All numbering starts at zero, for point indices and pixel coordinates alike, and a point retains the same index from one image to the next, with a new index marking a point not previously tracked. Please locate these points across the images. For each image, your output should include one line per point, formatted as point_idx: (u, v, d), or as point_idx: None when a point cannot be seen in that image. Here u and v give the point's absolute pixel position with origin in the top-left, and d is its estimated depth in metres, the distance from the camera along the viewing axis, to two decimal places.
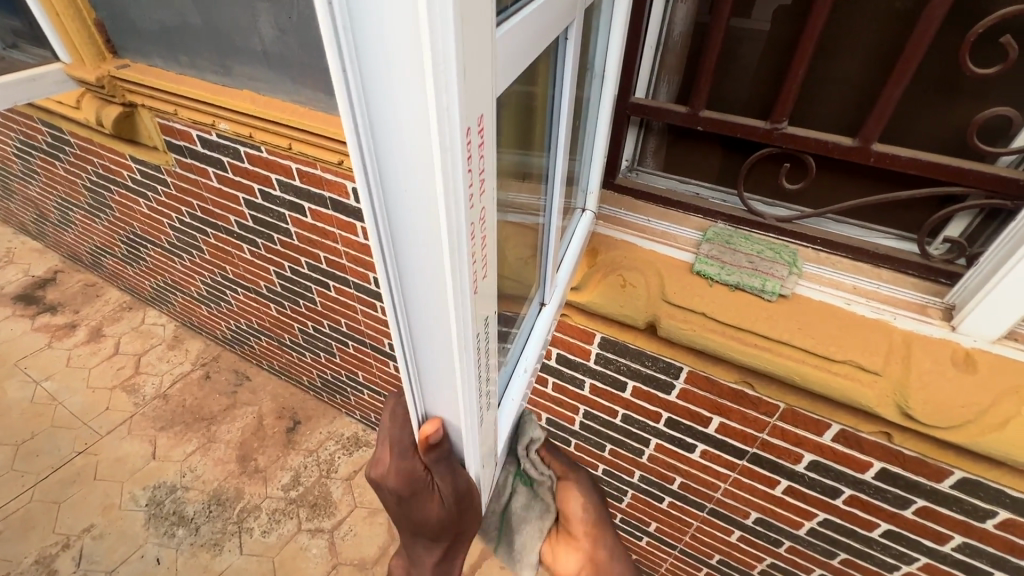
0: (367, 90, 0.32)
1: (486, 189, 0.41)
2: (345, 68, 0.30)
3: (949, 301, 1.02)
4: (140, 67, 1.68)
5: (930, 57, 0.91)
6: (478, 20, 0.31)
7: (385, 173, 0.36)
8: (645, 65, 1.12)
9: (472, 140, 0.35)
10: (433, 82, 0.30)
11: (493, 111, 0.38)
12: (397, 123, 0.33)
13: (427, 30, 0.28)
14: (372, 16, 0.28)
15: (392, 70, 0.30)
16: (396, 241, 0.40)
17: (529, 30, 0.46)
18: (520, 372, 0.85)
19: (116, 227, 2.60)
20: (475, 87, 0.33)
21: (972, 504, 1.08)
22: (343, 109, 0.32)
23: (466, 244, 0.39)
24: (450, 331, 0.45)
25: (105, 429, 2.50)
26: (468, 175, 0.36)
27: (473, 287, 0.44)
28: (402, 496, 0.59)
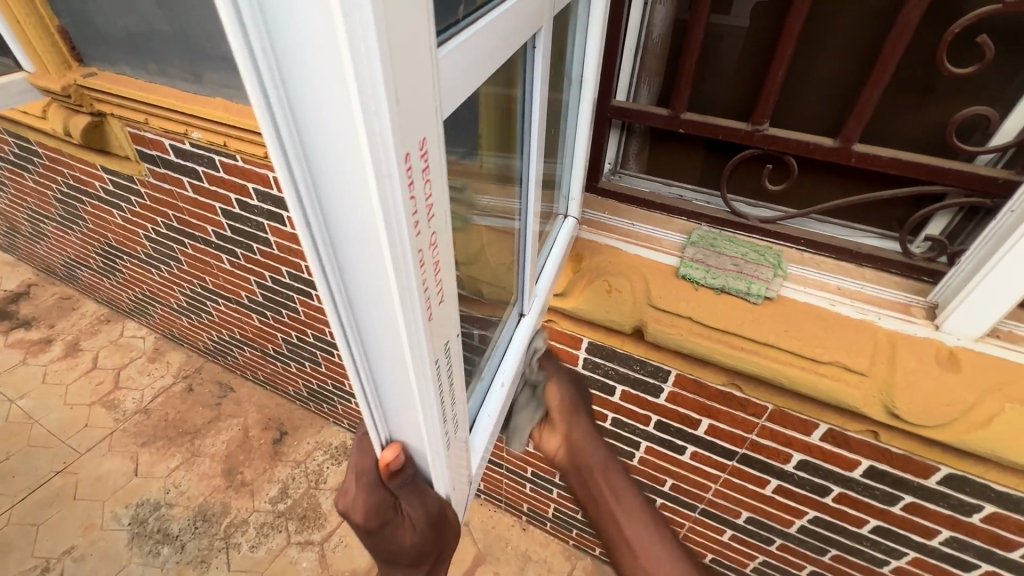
0: (296, 117, 0.30)
1: (437, 214, 0.39)
2: (269, 93, 0.28)
3: (932, 300, 1.02)
4: (108, 75, 1.63)
5: (908, 56, 0.91)
6: (412, 40, 0.29)
7: (323, 203, 0.34)
8: (625, 67, 1.11)
9: (414, 166, 0.33)
10: (361, 109, 0.28)
11: (439, 132, 0.36)
12: (331, 150, 0.31)
13: (348, 53, 0.26)
14: (292, 38, 0.26)
15: (319, 96, 0.28)
16: (342, 271, 0.38)
17: (489, 40, 0.44)
18: (497, 387, 0.81)
19: (90, 239, 2.52)
20: (413, 110, 0.31)
21: (958, 499, 1.09)
22: (269, 136, 0.30)
23: (415, 273, 0.37)
24: (406, 359, 0.43)
25: (85, 446, 2.43)
26: (412, 203, 0.34)
27: (427, 314, 0.42)
28: (369, 529, 0.58)
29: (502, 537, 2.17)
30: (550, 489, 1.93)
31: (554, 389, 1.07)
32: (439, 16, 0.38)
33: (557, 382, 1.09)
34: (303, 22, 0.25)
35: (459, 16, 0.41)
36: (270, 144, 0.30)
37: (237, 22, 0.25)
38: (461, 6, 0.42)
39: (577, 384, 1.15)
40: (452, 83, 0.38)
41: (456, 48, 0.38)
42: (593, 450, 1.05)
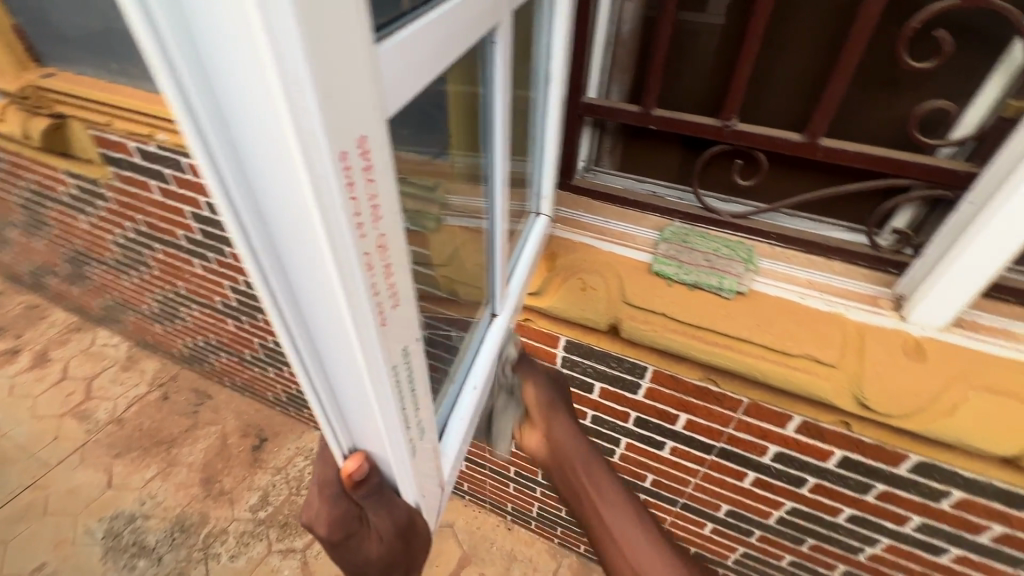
0: (221, 113, 0.28)
1: (385, 215, 0.38)
2: (188, 89, 0.27)
3: (898, 291, 1.04)
4: (68, 76, 1.57)
5: (871, 51, 0.92)
6: (343, 33, 0.28)
7: (260, 204, 0.33)
8: (595, 64, 1.11)
9: (353, 165, 0.32)
10: (286, 105, 0.27)
11: (383, 130, 0.35)
12: (262, 151, 0.30)
13: (267, 46, 0.25)
14: (208, 30, 0.25)
15: (243, 91, 0.27)
16: (286, 274, 0.37)
17: (438, 34, 0.42)
18: (469, 390, 0.80)
19: (56, 245, 2.44)
20: (349, 109, 0.30)
21: (928, 486, 1.11)
22: (192, 135, 0.28)
23: (362, 277, 0.36)
24: (359, 364, 0.42)
25: (56, 459, 2.35)
26: (353, 203, 0.33)
27: (379, 319, 0.41)
28: (334, 542, 0.58)
29: (487, 538, 2.16)
30: (534, 488, 1.93)
31: (531, 390, 1.00)
32: (382, 9, 0.37)
33: (533, 382, 1.02)
34: (217, 13, 0.24)
35: (404, 9, 0.40)
36: (195, 143, 0.29)
37: (147, 20, 0.24)
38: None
39: (555, 381, 1.07)
40: (397, 79, 0.37)
41: (399, 42, 0.36)
42: (576, 447, 0.96)
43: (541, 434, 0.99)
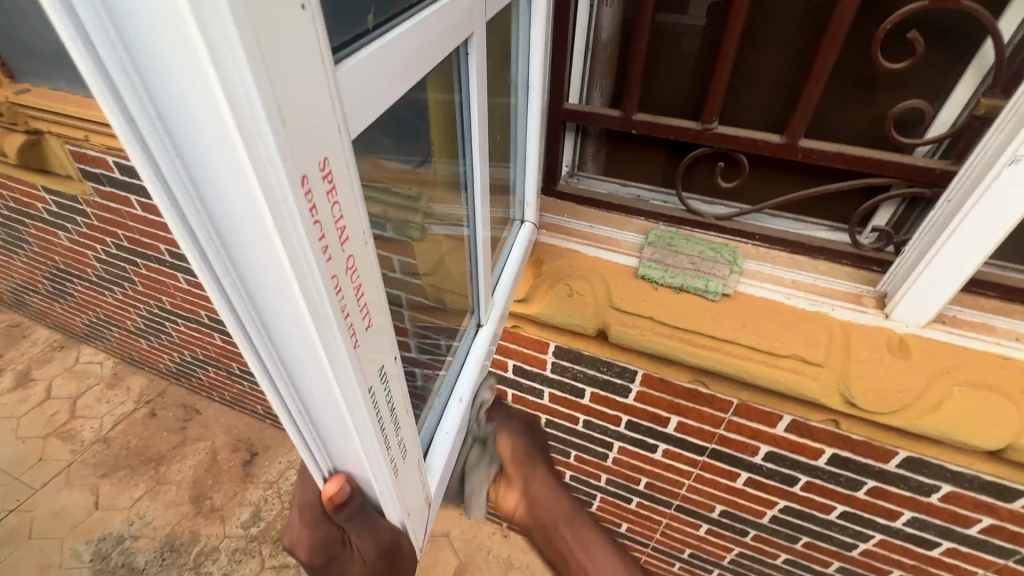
0: (172, 136, 0.28)
1: (352, 236, 0.38)
2: (133, 112, 0.26)
3: (881, 289, 1.05)
4: (41, 92, 1.54)
5: (846, 52, 0.93)
6: (298, 57, 0.28)
7: (219, 228, 0.32)
8: (576, 70, 1.11)
9: (314, 188, 0.32)
10: (237, 130, 0.26)
11: (347, 150, 0.35)
12: (218, 177, 0.29)
13: (213, 70, 0.24)
14: (153, 52, 0.24)
15: (194, 116, 0.27)
16: (253, 299, 0.36)
17: (406, 49, 0.42)
18: (455, 402, 0.80)
19: (37, 263, 2.40)
20: (306, 131, 0.30)
21: (917, 481, 1.11)
22: (142, 160, 0.28)
23: (331, 300, 0.36)
24: (332, 386, 0.41)
25: (40, 482, 2.30)
26: (317, 226, 0.33)
27: (352, 341, 0.40)
28: (316, 566, 0.59)
29: (483, 546, 2.14)
30: None
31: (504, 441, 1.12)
32: (344, 27, 0.36)
33: (509, 433, 1.14)
34: (161, 39, 0.24)
35: (369, 26, 0.39)
36: (144, 168, 0.28)
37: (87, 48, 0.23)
38: (370, 14, 0.40)
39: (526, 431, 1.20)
40: (360, 98, 0.36)
41: (362, 59, 0.36)
42: (556, 505, 1.12)
43: (520, 493, 1.13)
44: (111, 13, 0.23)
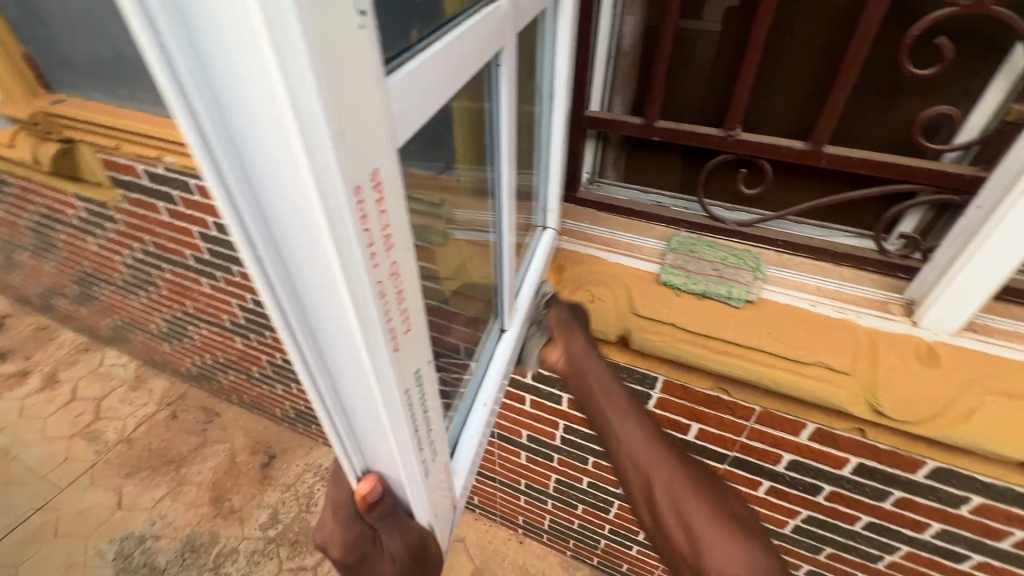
0: (235, 146, 0.29)
1: (397, 244, 0.39)
2: (201, 123, 0.27)
3: (909, 296, 1.04)
4: (76, 102, 1.59)
5: (872, 58, 0.93)
6: (356, 73, 0.29)
7: (273, 234, 0.33)
8: (597, 78, 1.12)
9: (366, 197, 0.33)
10: (301, 141, 0.27)
11: (394, 160, 0.36)
12: (276, 185, 0.31)
13: (283, 83, 0.25)
14: (223, 68, 0.26)
15: (258, 127, 0.28)
16: (300, 303, 0.38)
17: (447, 62, 0.43)
18: (479, 406, 0.80)
19: (66, 268, 2.47)
20: (361, 143, 0.31)
21: (946, 492, 1.09)
22: (207, 169, 0.29)
23: (376, 305, 0.37)
24: (372, 388, 0.42)
25: (65, 481, 2.35)
26: (366, 234, 0.34)
27: (393, 345, 0.41)
28: (348, 563, 0.60)
29: (499, 552, 2.13)
30: (545, 500, 1.91)
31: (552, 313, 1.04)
32: (393, 42, 0.38)
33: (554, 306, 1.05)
34: (234, 55, 0.25)
35: (415, 41, 0.41)
36: (209, 177, 0.30)
37: (165, 63, 0.25)
38: (414, 28, 0.42)
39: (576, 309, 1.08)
40: (407, 109, 0.38)
41: (410, 71, 0.37)
42: (596, 364, 1.00)
43: (564, 352, 1.01)
44: (188, 32, 0.25)
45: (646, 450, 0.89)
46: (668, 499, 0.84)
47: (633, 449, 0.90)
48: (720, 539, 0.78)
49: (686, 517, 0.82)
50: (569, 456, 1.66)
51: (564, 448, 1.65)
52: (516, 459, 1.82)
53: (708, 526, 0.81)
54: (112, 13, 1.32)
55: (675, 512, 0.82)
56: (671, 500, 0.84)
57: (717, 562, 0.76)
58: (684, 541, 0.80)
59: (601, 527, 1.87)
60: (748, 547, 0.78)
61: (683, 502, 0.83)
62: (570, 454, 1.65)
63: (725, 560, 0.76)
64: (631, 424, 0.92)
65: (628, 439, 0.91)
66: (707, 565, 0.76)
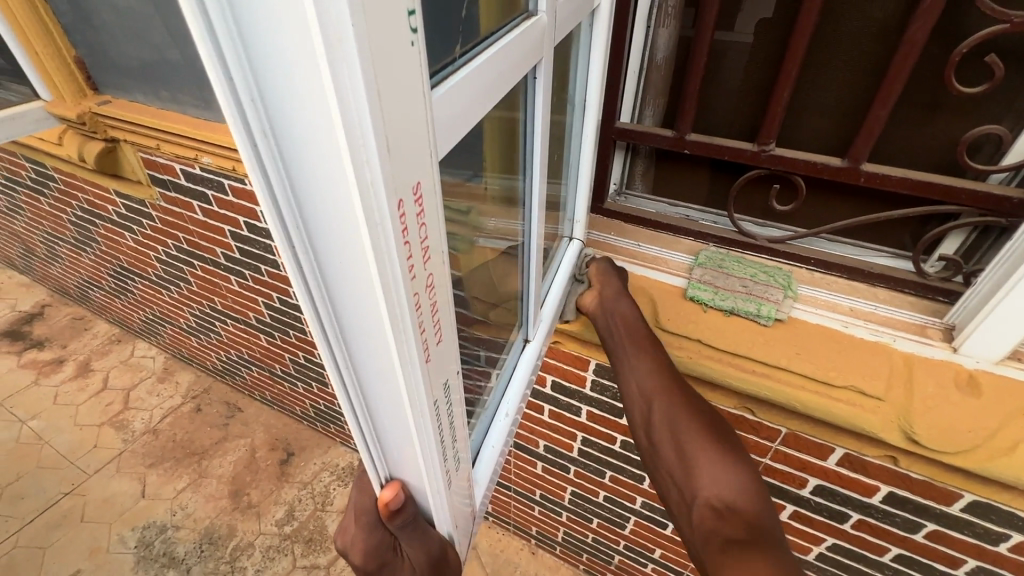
0: (284, 158, 0.31)
1: (432, 254, 0.42)
2: (257, 142, 0.30)
3: (949, 321, 1.00)
4: (122, 103, 1.65)
5: (916, 74, 0.90)
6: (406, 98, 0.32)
7: (315, 244, 0.36)
8: (628, 90, 1.12)
9: (407, 211, 0.35)
10: (350, 156, 0.29)
11: (434, 176, 0.38)
12: (320, 198, 0.33)
13: (337, 102, 0.27)
14: (280, 92, 0.28)
15: (308, 144, 0.30)
16: (336, 310, 0.40)
17: (487, 74, 0.46)
18: (501, 416, 0.80)
19: (103, 261, 2.56)
20: (404, 160, 0.33)
21: (984, 527, 1.04)
22: (258, 178, 0.31)
23: (411, 314, 0.39)
24: (401, 394, 0.44)
25: (93, 468, 2.42)
26: (406, 246, 0.36)
27: (424, 354, 0.43)
28: (369, 570, 0.63)
29: (510, 562, 2.11)
30: (559, 512, 1.89)
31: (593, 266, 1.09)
32: (438, 57, 0.41)
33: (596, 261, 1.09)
34: (290, 75, 0.27)
35: (457, 53, 0.44)
36: (259, 186, 0.32)
37: (224, 77, 0.27)
38: (458, 44, 0.45)
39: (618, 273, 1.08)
40: (447, 126, 0.40)
41: (453, 85, 0.40)
42: (624, 305, 1.00)
43: (597, 296, 1.03)
44: (250, 58, 0.27)
45: (652, 378, 0.88)
46: (666, 419, 0.83)
47: (638, 376, 0.89)
48: (710, 457, 0.76)
49: (680, 438, 0.80)
50: (585, 469, 1.64)
51: (581, 460, 1.63)
52: (532, 469, 1.80)
53: (699, 444, 0.78)
54: (159, 19, 1.37)
55: (669, 433, 0.81)
56: (669, 423, 0.82)
57: (704, 480, 0.74)
58: (674, 460, 0.79)
59: (616, 542, 1.84)
60: (735, 468, 0.74)
61: (680, 428, 0.81)
62: (587, 467, 1.63)
63: (711, 478, 0.73)
64: (643, 356, 0.92)
65: (637, 371, 0.90)
66: (694, 483, 0.74)
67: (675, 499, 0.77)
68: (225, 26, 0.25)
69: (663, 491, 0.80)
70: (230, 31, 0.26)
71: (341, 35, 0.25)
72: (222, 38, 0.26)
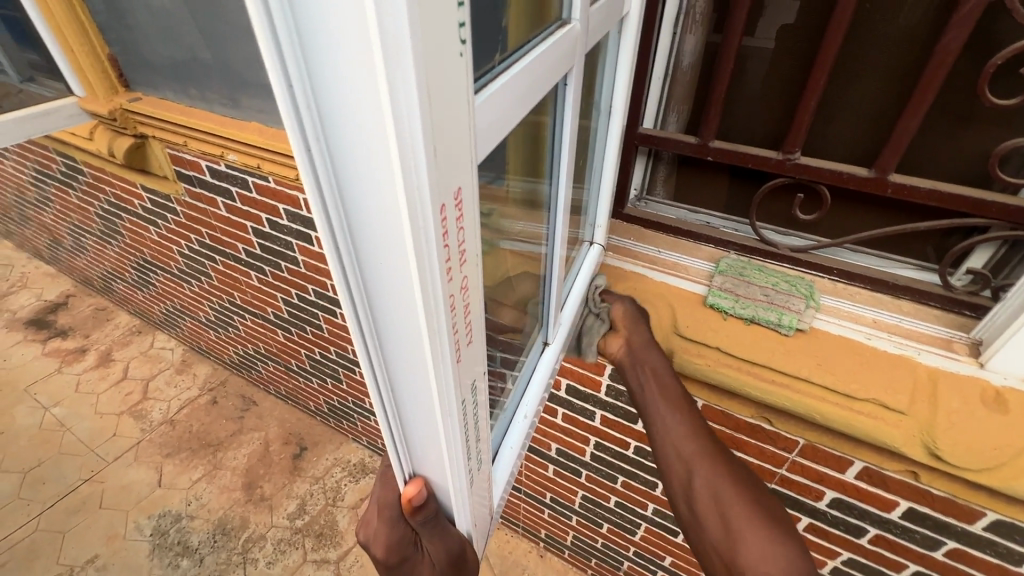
0: (334, 163, 0.32)
1: (468, 257, 0.42)
2: (310, 147, 0.31)
3: (976, 336, 0.99)
4: (152, 100, 1.69)
5: (947, 85, 0.89)
6: (452, 105, 0.33)
7: (357, 243, 0.37)
8: (653, 95, 1.12)
9: (448, 215, 0.36)
10: (398, 161, 0.30)
11: (473, 181, 0.39)
12: (367, 201, 0.34)
13: (390, 108, 0.28)
14: (335, 99, 0.29)
15: (359, 149, 0.31)
16: (372, 307, 0.41)
17: (524, 80, 0.47)
18: (520, 418, 0.80)
19: (127, 253, 2.61)
20: (448, 165, 0.34)
21: (1006, 547, 1.02)
22: (308, 181, 0.33)
23: (446, 315, 0.40)
24: (432, 393, 0.45)
25: (112, 456, 2.47)
26: (445, 248, 0.37)
27: (455, 355, 0.44)
28: (389, 564, 0.64)
29: (518, 564, 2.11)
30: (569, 516, 1.89)
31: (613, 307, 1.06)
32: (480, 65, 0.43)
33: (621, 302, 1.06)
34: (346, 83, 0.28)
35: (496, 61, 0.46)
36: (309, 189, 0.33)
37: (284, 82, 0.28)
38: (496, 52, 0.46)
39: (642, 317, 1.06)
40: (486, 131, 0.41)
41: (494, 91, 0.42)
42: (655, 357, 0.99)
43: (625, 342, 1.01)
44: (309, 66, 0.28)
45: (688, 440, 0.87)
46: (708, 488, 0.82)
47: (675, 437, 0.88)
48: (756, 529, 0.77)
49: (721, 506, 0.80)
50: (597, 473, 1.64)
51: (593, 465, 1.63)
52: (544, 472, 1.80)
53: (743, 514, 0.79)
54: (191, 19, 1.40)
55: (712, 502, 0.81)
56: (711, 490, 0.82)
57: (752, 552, 0.75)
58: (718, 528, 0.79)
59: (625, 548, 1.83)
60: (781, 538, 0.77)
61: (723, 496, 0.81)
62: (599, 471, 1.63)
63: (760, 551, 0.75)
64: (678, 415, 0.91)
65: (672, 429, 0.89)
66: (738, 558, 0.75)
67: (718, 569, 0.77)
68: (288, 31, 0.26)
69: (703, 557, 0.80)
70: (292, 41, 0.27)
71: (399, 44, 0.26)
72: (284, 43, 0.27)
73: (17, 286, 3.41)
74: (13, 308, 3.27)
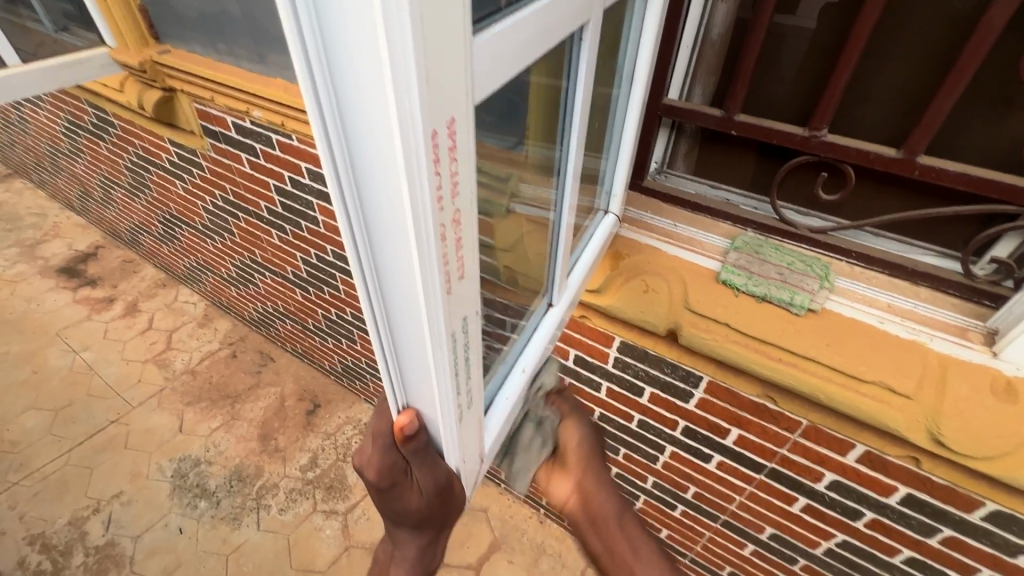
0: (336, 90, 0.33)
1: (461, 193, 0.44)
2: (313, 73, 0.32)
3: (991, 326, 0.98)
4: (181, 54, 1.71)
5: (986, 65, 0.86)
6: (446, 34, 0.33)
7: (357, 174, 0.38)
8: (679, 66, 1.10)
9: (440, 144, 0.37)
10: (393, 87, 0.31)
11: (468, 116, 0.40)
12: (365, 130, 0.35)
13: (384, 29, 0.29)
14: (337, 24, 0.30)
15: (358, 76, 0.32)
16: (370, 237, 0.42)
17: (531, 25, 0.47)
18: (517, 372, 0.83)
19: (153, 207, 2.68)
20: (442, 94, 0.35)
21: (1003, 538, 1.02)
22: (312, 109, 0.34)
23: (436, 245, 0.42)
24: (422, 325, 0.47)
25: (136, 400, 2.59)
26: (437, 179, 0.38)
27: (446, 287, 0.46)
28: (381, 486, 0.66)
29: (518, 528, 2.18)
30: None
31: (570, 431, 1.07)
32: (482, 5, 0.43)
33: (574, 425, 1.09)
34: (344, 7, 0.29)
35: (502, 4, 0.45)
36: (313, 119, 0.34)
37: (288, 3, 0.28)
38: None
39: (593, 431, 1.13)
40: (486, 69, 0.42)
41: (496, 31, 0.42)
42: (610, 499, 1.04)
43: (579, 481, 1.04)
44: None
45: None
46: None
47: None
48: None
49: None
50: None
51: None
52: None
53: None
54: None
55: None
56: None
57: None
58: None
59: None
60: None
61: None
62: None
63: None
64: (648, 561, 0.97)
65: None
66: None
67: None
68: None
69: None
70: None
71: None
72: None
73: (50, 234, 3.53)
74: (46, 256, 3.39)
